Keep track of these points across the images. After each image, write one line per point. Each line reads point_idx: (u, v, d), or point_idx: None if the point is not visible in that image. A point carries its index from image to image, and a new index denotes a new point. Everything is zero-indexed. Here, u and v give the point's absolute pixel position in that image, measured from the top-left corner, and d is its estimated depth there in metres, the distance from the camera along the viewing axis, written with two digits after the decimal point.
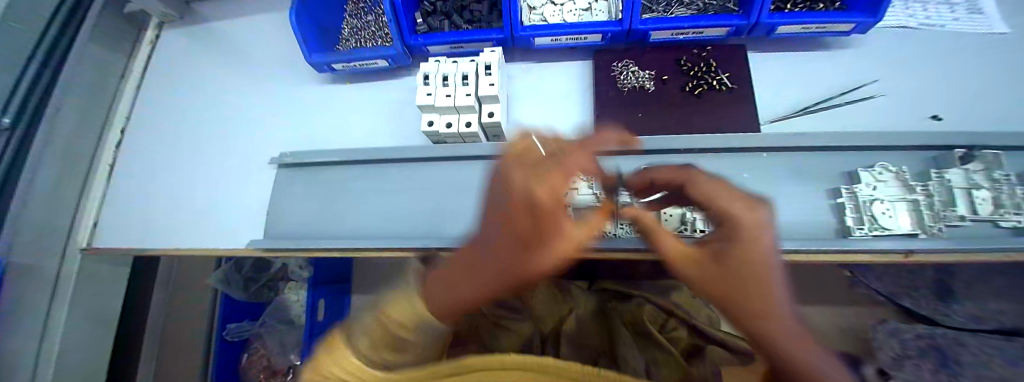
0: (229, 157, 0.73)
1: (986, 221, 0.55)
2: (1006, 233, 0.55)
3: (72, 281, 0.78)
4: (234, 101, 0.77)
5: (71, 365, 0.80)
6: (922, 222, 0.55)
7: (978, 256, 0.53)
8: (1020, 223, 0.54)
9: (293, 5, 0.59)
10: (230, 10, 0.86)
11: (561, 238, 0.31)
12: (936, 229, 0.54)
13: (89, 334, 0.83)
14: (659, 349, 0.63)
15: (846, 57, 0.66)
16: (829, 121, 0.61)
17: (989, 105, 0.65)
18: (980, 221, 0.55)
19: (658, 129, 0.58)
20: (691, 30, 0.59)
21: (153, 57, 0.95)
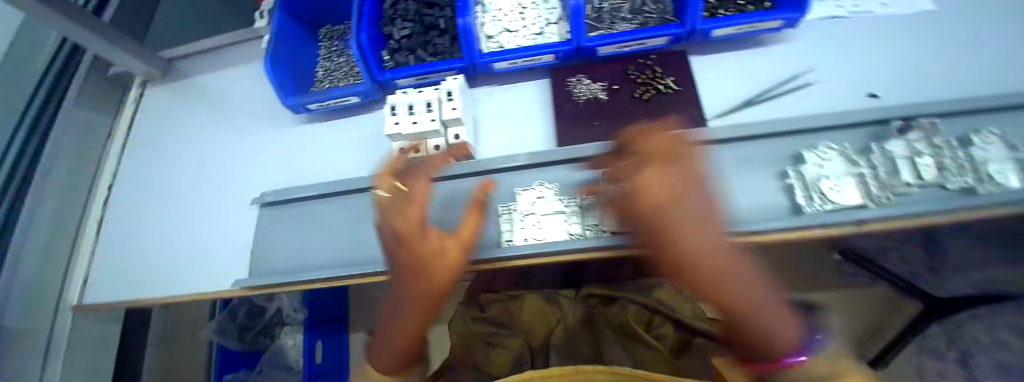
0: (212, 203, 0.76)
1: (932, 185, 0.57)
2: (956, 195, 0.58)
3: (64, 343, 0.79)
4: (215, 150, 0.81)
5: None
6: (869, 193, 0.58)
7: (934, 221, 0.55)
8: (964, 184, 0.55)
9: (268, 56, 0.64)
10: (209, 65, 0.91)
11: (437, 264, 0.44)
12: (883, 198, 0.57)
13: None
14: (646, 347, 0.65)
15: (780, 51, 0.72)
16: (773, 110, 0.66)
17: (916, 79, 0.70)
18: (925, 185, 0.57)
19: (614, 134, 0.63)
20: (635, 42, 0.65)
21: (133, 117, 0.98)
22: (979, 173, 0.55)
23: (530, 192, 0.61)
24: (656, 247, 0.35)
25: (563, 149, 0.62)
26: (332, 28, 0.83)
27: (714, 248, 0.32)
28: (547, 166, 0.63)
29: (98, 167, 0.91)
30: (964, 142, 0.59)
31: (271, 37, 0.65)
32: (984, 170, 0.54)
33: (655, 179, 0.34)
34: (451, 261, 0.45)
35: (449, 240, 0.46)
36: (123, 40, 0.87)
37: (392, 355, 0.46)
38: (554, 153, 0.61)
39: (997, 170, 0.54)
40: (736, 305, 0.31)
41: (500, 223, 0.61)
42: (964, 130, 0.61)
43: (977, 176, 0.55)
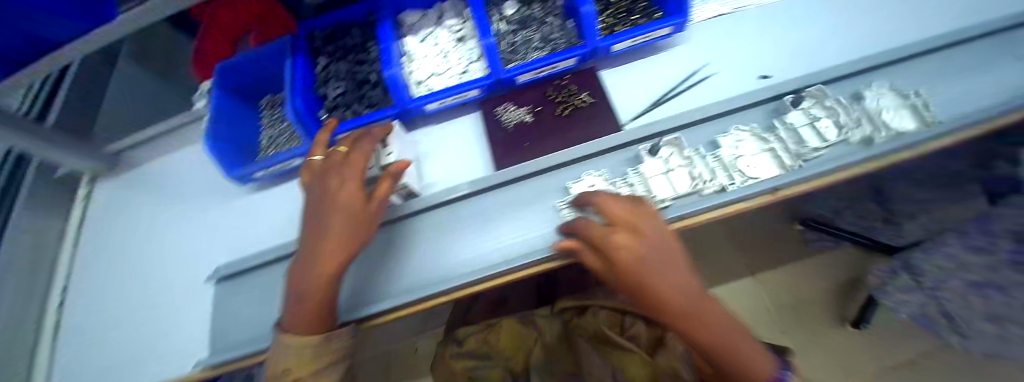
0: (168, 287, 0.75)
1: (853, 141, 0.60)
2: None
3: None
4: (167, 233, 0.81)
5: None
6: (784, 164, 0.63)
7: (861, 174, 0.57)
8: (863, 135, 0.59)
9: (208, 135, 0.67)
10: (154, 154, 0.92)
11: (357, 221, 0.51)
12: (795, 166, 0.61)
13: None
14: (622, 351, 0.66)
15: (679, 52, 0.81)
16: (680, 104, 0.73)
17: (802, 55, 0.79)
18: (847, 142, 0.61)
19: (544, 151, 0.69)
20: (548, 67, 0.72)
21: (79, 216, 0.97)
22: (874, 123, 0.60)
23: (476, 218, 0.65)
24: (642, 300, 0.46)
25: (499, 172, 0.67)
26: (272, 96, 0.87)
27: (672, 291, 0.44)
28: (488, 191, 0.67)
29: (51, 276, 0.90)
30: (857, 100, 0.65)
31: (209, 118, 0.68)
32: (876, 119, 0.60)
33: (634, 244, 0.45)
34: (371, 216, 0.53)
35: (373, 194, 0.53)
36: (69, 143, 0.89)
37: (306, 317, 0.50)
38: (492, 178, 0.66)
39: (888, 117, 0.59)
40: (714, 344, 0.43)
41: (451, 253, 0.63)
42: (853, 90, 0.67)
43: (874, 125, 0.60)
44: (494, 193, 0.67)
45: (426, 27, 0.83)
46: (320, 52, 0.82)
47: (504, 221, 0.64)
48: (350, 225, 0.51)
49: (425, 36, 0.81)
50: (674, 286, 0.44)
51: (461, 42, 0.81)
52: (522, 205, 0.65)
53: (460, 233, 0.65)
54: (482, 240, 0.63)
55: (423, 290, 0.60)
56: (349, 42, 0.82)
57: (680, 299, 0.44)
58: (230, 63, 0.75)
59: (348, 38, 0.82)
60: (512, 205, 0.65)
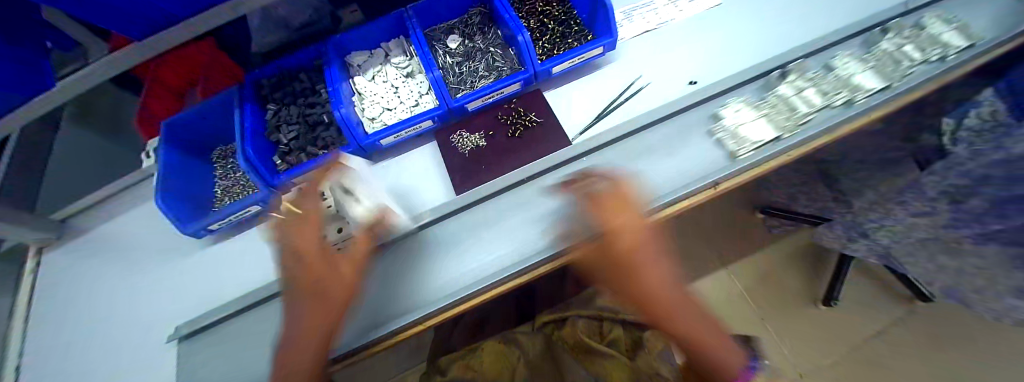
0: (126, 356, 0.72)
1: (823, 109, 0.68)
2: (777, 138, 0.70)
3: None
4: (122, 299, 0.78)
5: None
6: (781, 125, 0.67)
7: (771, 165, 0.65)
8: (844, 97, 0.67)
9: (157, 192, 0.66)
10: (104, 216, 0.90)
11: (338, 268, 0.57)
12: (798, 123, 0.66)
13: None
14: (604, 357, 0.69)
15: (619, 66, 0.88)
16: (620, 116, 0.78)
17: (726, 57, 0.87)
18: (818, 110, 0.68)
19: (500, 172, 0.73)
20: (494, 93, 0.76)
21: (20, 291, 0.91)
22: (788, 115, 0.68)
23: (440, 243, 0.67)
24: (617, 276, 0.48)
25: (460, 198, 0.70)
26: (225, 148, 0.87)
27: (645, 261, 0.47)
28: (450, 216, 0.69)
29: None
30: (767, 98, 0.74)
31: (161, 176, 0.68)
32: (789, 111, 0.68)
33: (618, 220, 0.50)
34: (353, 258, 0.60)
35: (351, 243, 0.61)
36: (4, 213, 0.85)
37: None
38: (452, 204, 0.70)
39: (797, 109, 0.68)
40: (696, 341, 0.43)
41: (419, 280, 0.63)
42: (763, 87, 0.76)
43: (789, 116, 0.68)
44: (457, 216, 0.69)
45: (373, 65, 0.84)
46: (267, 96, 0.81)
47: (468, 243, 0.66)
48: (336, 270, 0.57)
49: (373, 74, 0.83)
50: (647, 262, 0.48)
51: (410, 77, 0.84)
52: (483, 225, 0.67)
53: (428, 260, 0.66)
54: (448, 264, 0.64)
55: (391, 324, 0.58)
56: (296, 86, 0.81)
57: (649, 270, 0.47)
58: (175, 119, 0.75)
59: (296, 83, 0.81)
60: (476, 227, 0.67)
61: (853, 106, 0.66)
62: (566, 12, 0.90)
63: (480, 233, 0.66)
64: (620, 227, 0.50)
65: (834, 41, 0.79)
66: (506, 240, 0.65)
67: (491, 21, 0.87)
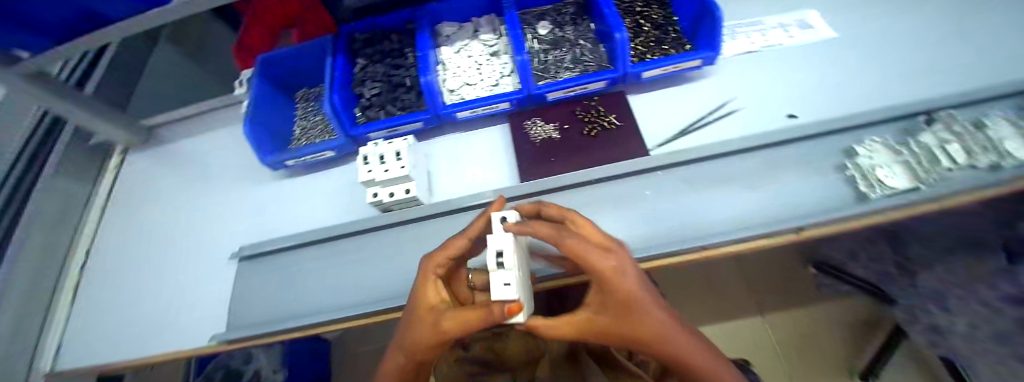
0: (188, 262, 0.78)
1: (914, 177, 0.64)
2: (857, 199, 0.67)
3: None
4: (192, 209, 0.84)
5: None
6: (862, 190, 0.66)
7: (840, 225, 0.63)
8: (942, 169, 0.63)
9: (247, 121, 0.70)
10: (188, 130, 0.97)
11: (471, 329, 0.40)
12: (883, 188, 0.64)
13: None
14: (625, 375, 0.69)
15: (711, 84, 0.83)
16: (704, 136, 0.74)
17: (829, 99, 0.81)
18: (909, 179, 0.64)
19: (568, 168, 0.70)
20: (578, 87, 0.74)
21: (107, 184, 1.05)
22: (869, 179, 0.65)
23: None
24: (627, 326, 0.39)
25: (523, 185, 0.69)
26: (308, 90, 0.90)
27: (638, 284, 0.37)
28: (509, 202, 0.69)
29: (72, 240, 0.95)
30: (852, 154, 0.70)
31: (253, 106, 0.72)
32: (873, 175, 0.65)
33: (619, 285, 0.36)
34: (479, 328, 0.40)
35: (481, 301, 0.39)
36: (101, 109, 0.93)
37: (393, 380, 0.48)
38: (515, 190, 0.68)
39: (885, 174, 0.65)
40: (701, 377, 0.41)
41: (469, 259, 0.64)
42: (850, 142, 0.72)
43: (868, 181, 0.66)
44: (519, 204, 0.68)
45: (461, 38, 0.85)
46: (358, 51, 0.84)
47: None
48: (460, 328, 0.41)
49: (459, 47, 0.83)
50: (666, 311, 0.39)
51: (495, 56, 0.83)
52: None
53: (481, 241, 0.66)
54: None
55: None
56: (386, 46, 0.84)
57: (668, 323, 0.39)
58: (275, 55, 0.79)
59: (386, 43, 0.84)
60: None
61: (939, 187, 0.62)
62: (665, 18, 0.87)
63: None
64: (634, 279, 0.37)
65: (957, 107, 0.71)
66: None
67: (585, 16, 0.86)
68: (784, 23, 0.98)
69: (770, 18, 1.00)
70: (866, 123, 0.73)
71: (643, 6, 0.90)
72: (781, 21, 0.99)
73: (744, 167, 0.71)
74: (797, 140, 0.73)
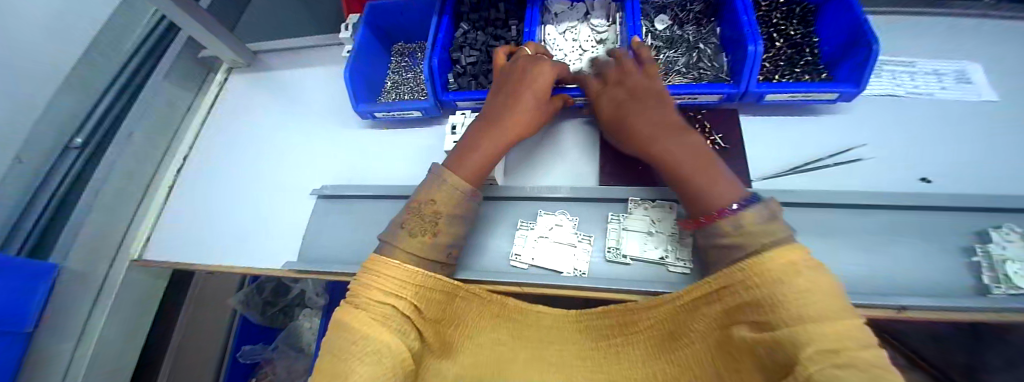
0: (275, 186, 0.85)
1: None
2: (971, 291, 0.58)
3: (122, 275, 0.95)
4: (282, 138, 0.90)
5: (105, 353, 0.95)
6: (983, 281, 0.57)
7: (940, 316, 0.56)
8: None
9: (348, 67, 0.72)
10: (285, 61, 1.03)
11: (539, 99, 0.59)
12: (1002, 289, 0.56)
13: (120, 328, 0.97)
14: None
15: (830, 123, 0.76)
16: (818, 180, 0.69)
17: (978, 168, 0.69)
18: None
19: (656, 182, 0.66)
20: (686, 96, 0.68)
21: (206, 94, 1.16)
22: (997, 273, 0.56)
23: (555, 218, 0.65)
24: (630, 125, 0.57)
25: (603, 188, 0.66)
26: (404, 45, 0.91)
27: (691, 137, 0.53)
28: (584, 202, 0.66)
29: (171, 145, 1.07)
30: (984, 239, 0.60)
31: (354, 53, 0.74)
32: (1002, 270, 0.56)
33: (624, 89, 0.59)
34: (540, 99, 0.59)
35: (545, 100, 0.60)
36: (215, 27, 1.00)
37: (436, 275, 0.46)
38: (593, 190, 0.65)
39: (1017, 271, 0.55)
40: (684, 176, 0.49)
41: (516, 239, 0.65)
42: (983, 223, 0.61)
43: (995, 275, 0.56)
44: (596, 207, 0.66)
45: (569, 19, 0.81)
46: (463, 15, 0.83)
47: (577, 234, 0.63)
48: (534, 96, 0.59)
49: (565, 29, 0.80)
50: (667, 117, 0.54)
51: (601, 45, 0.78)
52: (604, 223, 0.64)
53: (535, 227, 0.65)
54: (552, 240, 0.63)
55: (497, 276, 0.61)
56: (492, 14, 0.82)
57: (666, 122, 0.54)
58: (386, 5, 0.80)
59: (493, 11, 0.82)
60: (602, 224, 0.64)
61: None
62: (803, 36, 0.78)
63: (602, 230, 0.64)
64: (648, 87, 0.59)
65: None
66: (627, 242, 0.61)
67: (710, 19, 0.78)
68: (941, 68, 0.84)
69: (926, 59, 0.86)
70: (1013, 208, 0.61)
71: (779, 19, 0.81)
72: (937, 65, 0.85)
73: (852, 226, 0.63)
74: (929, 209, 0.63)
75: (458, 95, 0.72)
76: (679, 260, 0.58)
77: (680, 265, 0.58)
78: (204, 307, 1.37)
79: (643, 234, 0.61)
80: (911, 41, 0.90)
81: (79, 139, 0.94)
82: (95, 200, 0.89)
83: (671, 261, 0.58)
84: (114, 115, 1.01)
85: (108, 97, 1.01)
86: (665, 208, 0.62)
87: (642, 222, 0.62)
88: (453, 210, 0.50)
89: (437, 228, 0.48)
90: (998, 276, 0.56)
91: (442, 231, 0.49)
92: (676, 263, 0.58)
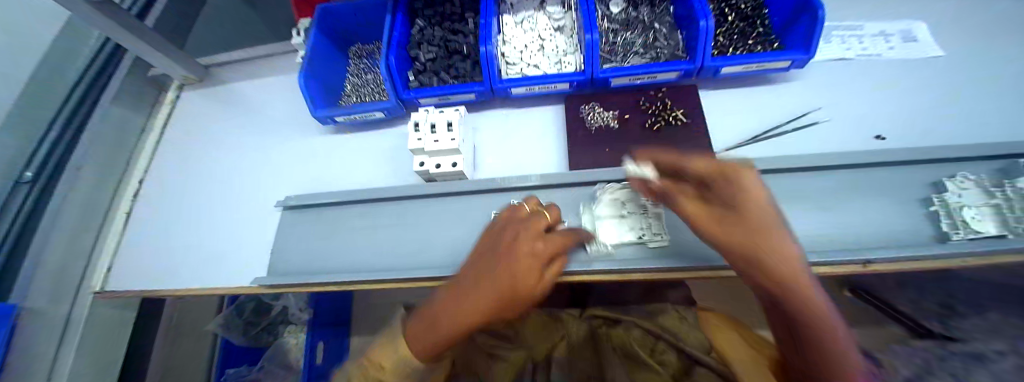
0: (239, 203, 0.82)
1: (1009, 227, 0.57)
2: (932, 240, 0.60)
3: (86, 310, 0.90)
4: (244, 153, 0.87)
5: None
6: (944, 230, 0.60)
7: (907, 266, 0.58)
8: None
9: (302, 71, 0.69)
10: (240, 74, 1.00)
11: (518, 252, 0.47)
12: (960, 233, 0.58)
13: (91, 368, 0.92)
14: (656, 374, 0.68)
15: (787, 91, 0.78)
16: (780, 146, 0.71)
17: (927, 122, 0.73)
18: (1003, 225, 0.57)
19: (625, 161, 0.67)
20: (646, 75, 0.69)
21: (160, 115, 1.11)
22: (955, 219, 0.59)
23: None
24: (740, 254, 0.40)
25: (572, 172, 0.65)
26: (362, 47, 0.89)
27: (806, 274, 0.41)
28: (555, 188, 0.66)
29: (125, 171, 1.02)
30: (940, 189, 0.62)
31: (307, 57, 0.71)
32: (959, 215, 0.58)
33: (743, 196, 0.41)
34: (527, 259, 0.47)
35: (532, 242, 0.48)
36: (164, 45, 0.96)
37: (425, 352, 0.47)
38: (563, 176, 0.65)
39: (973, 217, 0.58)
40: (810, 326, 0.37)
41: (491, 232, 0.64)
42: (937, 174, 0.64)
43: (953, 221, 0.59)
44: (567, 192, 0.66)
45: (527, 8, 0.81)
46: (419, 12, 0.82)
47: None
48: (517, 258, 0.47)
49: (523, 18, 0.80)
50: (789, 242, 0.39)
51: (559, 32, 0.79)
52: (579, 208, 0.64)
53: None
54: None
55: None
56: (448, 9, 0.81)
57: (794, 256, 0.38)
58: (338, 6, 0.78)
59: (448, 6, 0.81)
60: (574, 208, 0.65)
61: None
62: (753, 9, 0.80)
63: (576, 216, 0.64)
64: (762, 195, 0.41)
65: None
66: (602, 225, 0.61)
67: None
68: (887, 31, 0.88)
69: (871, 23, 0.90)
70: (964, 156, 0.64)
71: None
72: (882, 28, 0.88)
73: (814, 187, 0.65)
74: (885, 164, 0.65)
75: (419, 92, 0.71)
76: (654, 234, 0.59)
77: (656, 238, 0.58)
78: (182, 338, 1.31)
79: (614, 214, 0.61)
80: (857, 7, 0.93)
81: (28, 172, 0.87)
82: (49, 236, 0.84)
83: (647, 236, 0.59)
84: (65, 144, 0.94)
85: (55, 127, 0.94)
86: (632, 187, 0.62)
87: (613, 206, 0.62)
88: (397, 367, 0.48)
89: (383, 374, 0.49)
90: (956, 222, 0.59)
91: (393, 370, 0.49)
92: (653, 237, 0.58)
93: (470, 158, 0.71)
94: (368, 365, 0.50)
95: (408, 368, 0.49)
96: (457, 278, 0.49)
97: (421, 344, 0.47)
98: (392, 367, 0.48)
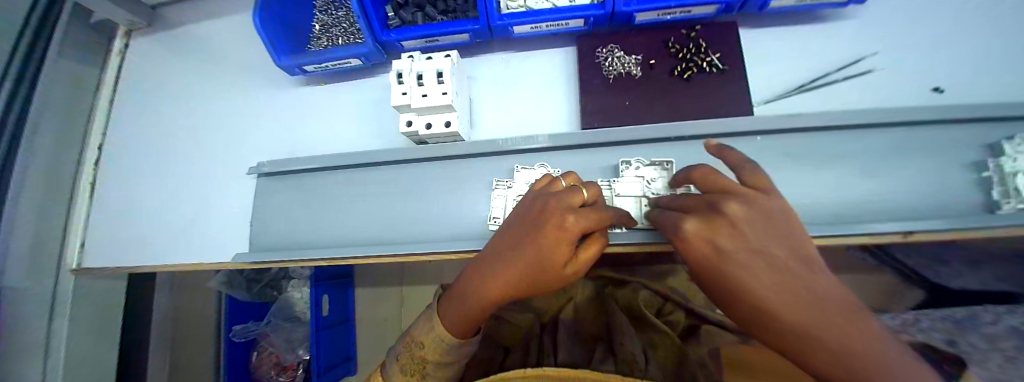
0: (211, 168, 0.73)
1: None
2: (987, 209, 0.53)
3: (72, 285, 0.86)
4: (209, 109, 0.77)
5: (83, 366, 0.88)
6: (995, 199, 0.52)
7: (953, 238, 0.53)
8: None
9: (256, 6, 0.56)
10: (192, 15, 0.84)
11: (547, 227, 0.42)
12: (1009, 204, 0.50)
13: (92, 340, 0.90)
14: (655, 332, 0.63)
15: (840, 31, 0.66)
16: (822, 100, 0.62)
17: (1002, 68, 0.62)
18: None
19: (646, 116, 0.58)
20: (679, 9, 0.57)
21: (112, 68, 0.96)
22: (1007, 187, 0.51)
23: (531, 171, 0.57)
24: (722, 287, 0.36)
25: (586, 132, 0.56)
26: None
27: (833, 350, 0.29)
28: (566, 151, 0.57)
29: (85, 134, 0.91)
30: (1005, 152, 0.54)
31: None
32: (1013, 183, 0.50)
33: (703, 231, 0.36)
34: (556, 237, 0.41)
35: (561, 217, 0.41)
36: None
37: (460, 324, 0.49)
38: (575, 136, 0.55)
39: None
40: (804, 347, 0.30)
41: (494, 199, 0.56)
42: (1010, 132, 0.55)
43: (1004, 189, 0.51)
44: (579, 155, 0.57)
45: None
46: None
47: None
48: (546, 235, 0.42)
49: None
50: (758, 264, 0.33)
51: None
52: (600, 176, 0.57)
53: (509, 183, 0.57)
54: None
55: (473, 243, 0.54)
56: None
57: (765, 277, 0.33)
58: None
59: None
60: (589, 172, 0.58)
61: None
62: None
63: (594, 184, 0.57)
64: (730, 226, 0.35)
65: None
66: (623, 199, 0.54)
67: None
68: None
69: None
70: None
71: None
72: None
73: (864, 147, 0.56)
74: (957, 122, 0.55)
75: (404, 31, 0.59)
76: None
77: None
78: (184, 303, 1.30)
79: (639, 198, 0.54)
80: None
81: None
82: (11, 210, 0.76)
83: None
84: None
85: None
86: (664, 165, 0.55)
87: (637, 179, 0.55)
88: (435, 343, 0.50)
89: (423, 352, 0.51)
90: (1008, 190, 0.51)
91: (429, 345, 0.50)
92: None
93: (465, 115, 0.62)
94: (412, 345, 0.52)
95: (441, 345, 0.50)
96: (487, 253, 0.48)
97: (453, 320, 0.49)
98: (431, 344, 0.50)
